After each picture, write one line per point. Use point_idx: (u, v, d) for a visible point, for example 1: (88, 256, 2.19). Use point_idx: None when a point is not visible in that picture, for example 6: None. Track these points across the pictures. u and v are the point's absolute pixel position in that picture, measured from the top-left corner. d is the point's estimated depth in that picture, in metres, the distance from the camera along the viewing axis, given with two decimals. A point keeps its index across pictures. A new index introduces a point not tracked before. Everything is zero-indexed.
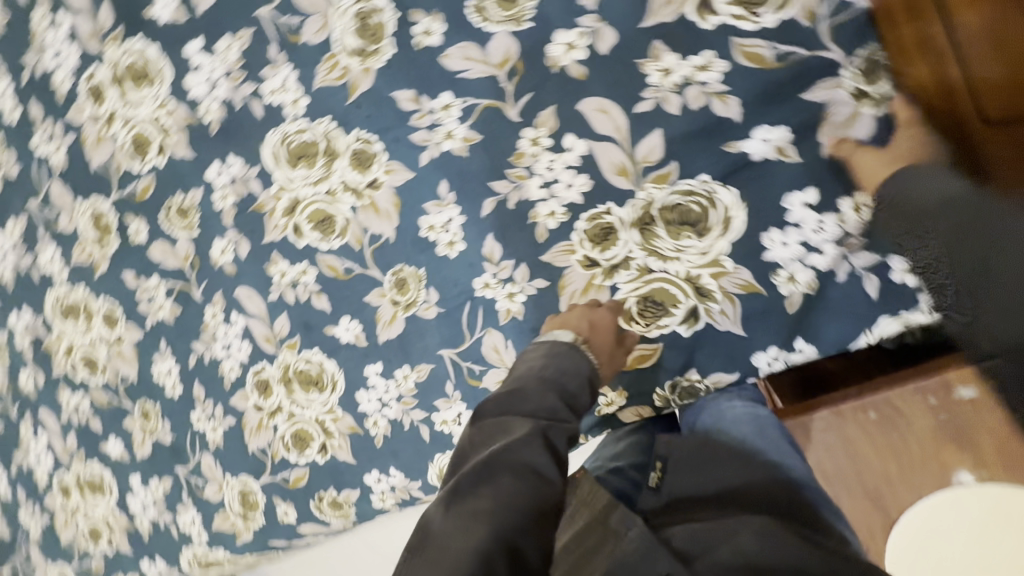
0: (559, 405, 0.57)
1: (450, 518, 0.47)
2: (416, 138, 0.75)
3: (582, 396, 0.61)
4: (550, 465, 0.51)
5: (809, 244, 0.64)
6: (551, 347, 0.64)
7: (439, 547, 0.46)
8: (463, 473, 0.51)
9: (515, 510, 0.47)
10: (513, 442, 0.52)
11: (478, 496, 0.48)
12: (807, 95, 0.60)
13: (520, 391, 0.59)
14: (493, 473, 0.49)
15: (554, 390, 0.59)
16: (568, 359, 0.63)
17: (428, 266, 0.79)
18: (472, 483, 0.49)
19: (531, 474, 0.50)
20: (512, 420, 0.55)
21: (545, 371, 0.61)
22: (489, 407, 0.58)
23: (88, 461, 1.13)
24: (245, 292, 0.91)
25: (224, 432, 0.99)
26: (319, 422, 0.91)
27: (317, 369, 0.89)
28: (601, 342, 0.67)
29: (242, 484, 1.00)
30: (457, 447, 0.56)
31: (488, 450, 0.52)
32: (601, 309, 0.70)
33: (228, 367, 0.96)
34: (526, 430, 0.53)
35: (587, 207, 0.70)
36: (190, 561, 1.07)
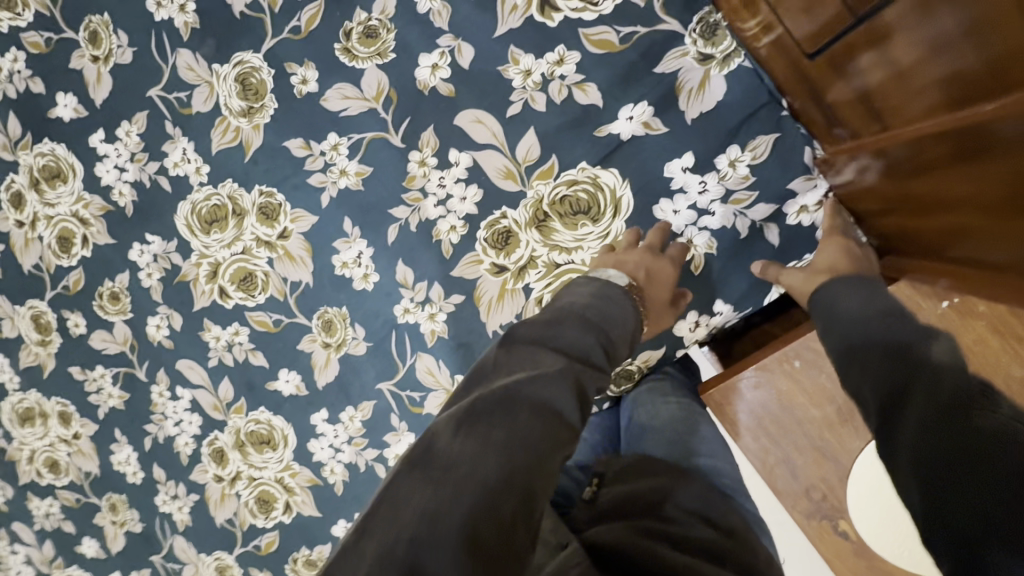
0: (595, 347, 0.50)
1: (459, 441, 0.39)
2: (314, 181, 0.78)
3: (621, 347, 0.54)
4: (573, 411, 0.44)
5: (698, 207, 0.64)
6: (602, 287, 0.56)
7: (443, 471, 0.38)
8: (480, 395, 0.43)
9: (530, 448, 0.40)
10: (541, 377, 0.44)
11: (495, 425, 0.40)
12: (658, 69, 0.62)
13: (556, 323, 0.51)
14: (514, 403, 0.42)
15: (594, 329, 0.51)
16: (617, 304, 0.55)
17: (349, 302, 0.79)
18: (491, 407, 0.41)
19: (551, 414, 0.42)
20: (543, 353, 0.48)
21: (587, 309, 0.53)
22: (518, 334, 0.50)
23: (68, 565, 1.11)
24: (187, 364, 0.92)
25: (191, 510, 0.97)
26: (279, 480, 0.90)
27: (267, 428, 0.89)
28: (653, 292, 0.60)
29: (218, 560, 0.97)
30: (476, 365, 0.48)
31: (510, 378, 0.44)
32: (663, 259, 0.62)
33: (183, 443, 0.95)
34: (558, 367, 0.46)
35: (483, 215, 0.71)
36: None
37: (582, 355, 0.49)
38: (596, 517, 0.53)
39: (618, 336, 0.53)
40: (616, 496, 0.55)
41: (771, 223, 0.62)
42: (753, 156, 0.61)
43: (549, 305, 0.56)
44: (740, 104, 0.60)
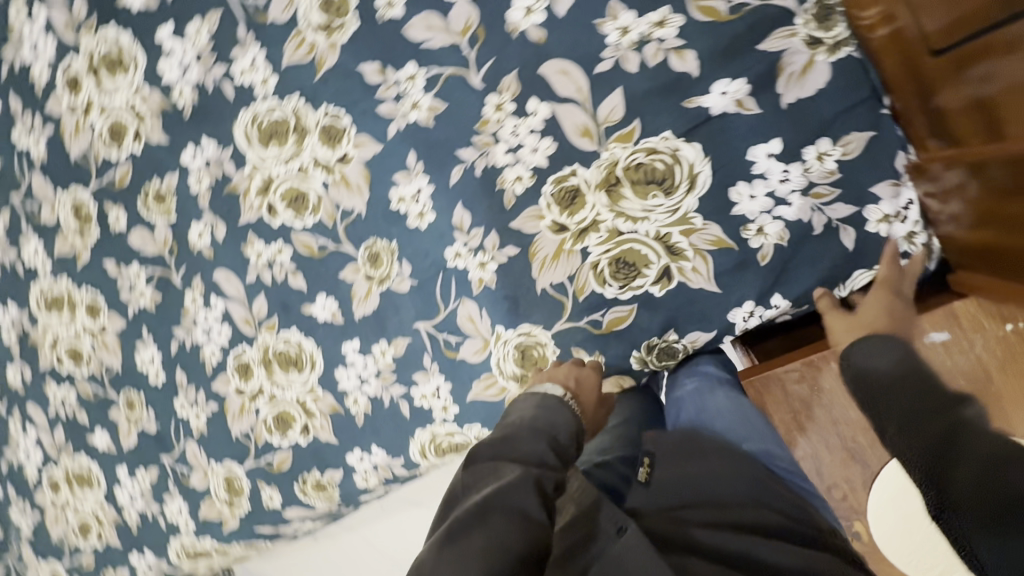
0: (548, 451, 0.56)
1: (440, 562, 0.47)
2: (384, 110, 0.76)
3: (572, 449, 0.59)
4: (539, 508, 0.50)
5: (776, 195, 0.63)
6: (544, 397, 0.63)
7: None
8: (457, 516, 0.50)
9: (507, 558, 0.47)
10: (506, 487, 0.51)
11: (472, 538, 0.48)
12: (763, 46, 0.60)
13: (512, 437, 0.57)
14: (487, 516, 0.49)
15: (546, 436, 0.58)
16: (558, 413, 0.61)
17: (400, 238, 0.79)
18: (466, 526, 0.48)
19: (522, 520, 0.49)
20: (504, 464, 0.54)
21: (536, 421, 0.59)
22: (483, 451, 0.57)
23: (76, 453, 1.14)
24: (223, 275, 0.92)
25: (207, 418, 0.99)
26: (300, 402, 0.91)
27: (295, 350, 0.90)
28: (587, 398, 0.68)
29: (227, 470, 0.99)
30: (449, 486, 0.55)
31: (480, 493, 0.51)
32: (586, 368, 0.71)
33: (210, 353, 0.96)
34: (517, 475, 0.52)
35: (553, 170, 0.70)
36: (178, 550, 1.08)
37: (540, 460, 0.55)
38: (657, 505, 0.59)
39: (564, 443, 0.58)
40: (673, 478, 0.60)
41: (847, 225, 0.61)
42: (844, 151, 0.60)
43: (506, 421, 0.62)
44: (841, 95, 0.59)
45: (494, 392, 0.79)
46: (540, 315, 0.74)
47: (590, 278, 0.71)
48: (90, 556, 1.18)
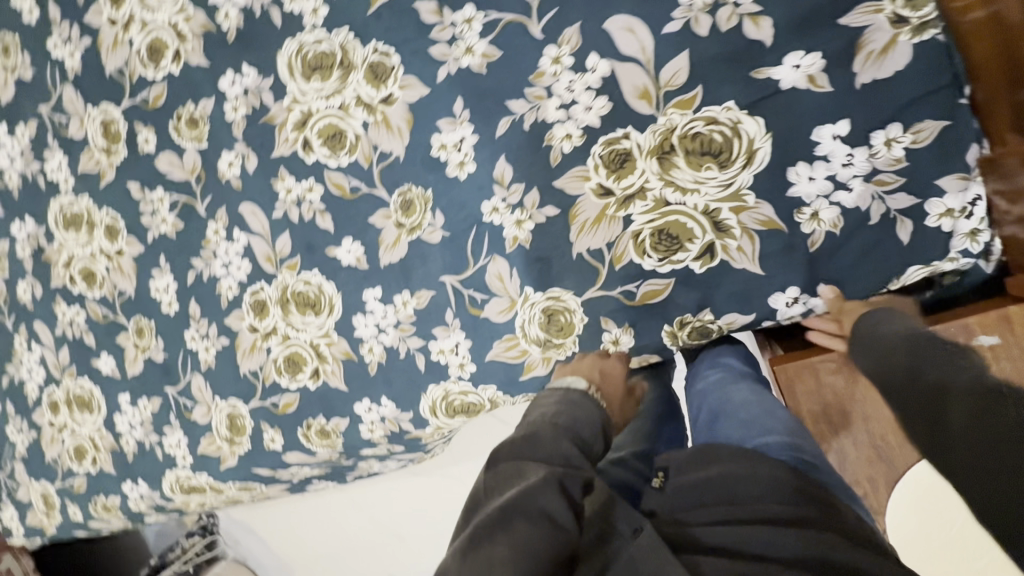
0: (573, 451, 0.57)
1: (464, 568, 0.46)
2: (435, 52, 0.74)
3: (596, 442, 0.62)
4: (565, 510, 0.50)
5: (836, 180, 0.61)
6: (568, 392, 0.66)
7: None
8: (480, 520, 0.50)
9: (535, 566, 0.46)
10: (529, 488, 0.51)
11: (495, 543, 0.47)
12: (845, 21, 0.58)
13: (534, 436, 0.59)
14: (510, 518, 0.49)
15: (568, 434, 0.59)
16: (582, 406, 0.64)
17: (436, 187, 0.77)
18: (489, 531, 0.48)
19: (547, 521, 0.49)
20: (526, 465, 0.55)
21: (557, 418, 0.62)
22: (501, 457, 0.57)
23: (79, 376, 1.13)
24: (249, 208, 0.90)
25: (216, 353, 0.98)
26: (314, 345, 0.90)
27: (315, 291, 0.88)
28: (614, 391, 0.69)
29: (231, 407, 0.98)
30: (472, 493, 0.56)
31: (503, 497, 0.51)
32: (612, 358, 0.72)
33: (227, 287, 0.95)
34: (540, 476, 0.53)
35: (605, 131, 0.68)
36: (173, 483, 1.08)
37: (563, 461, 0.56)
38: (671, 507, 0.59)
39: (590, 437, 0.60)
40: (688, 484, 0.59)
41: (906, 217, 0.59)
42: (914, 139, 0.58)
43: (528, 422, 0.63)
44: (921, 78, 0.56)
45: (514, 353, 0.78)
46: (573, 280, 0.73)
47: (630, 247, 0.69)
48: (82, 480, 1.18)
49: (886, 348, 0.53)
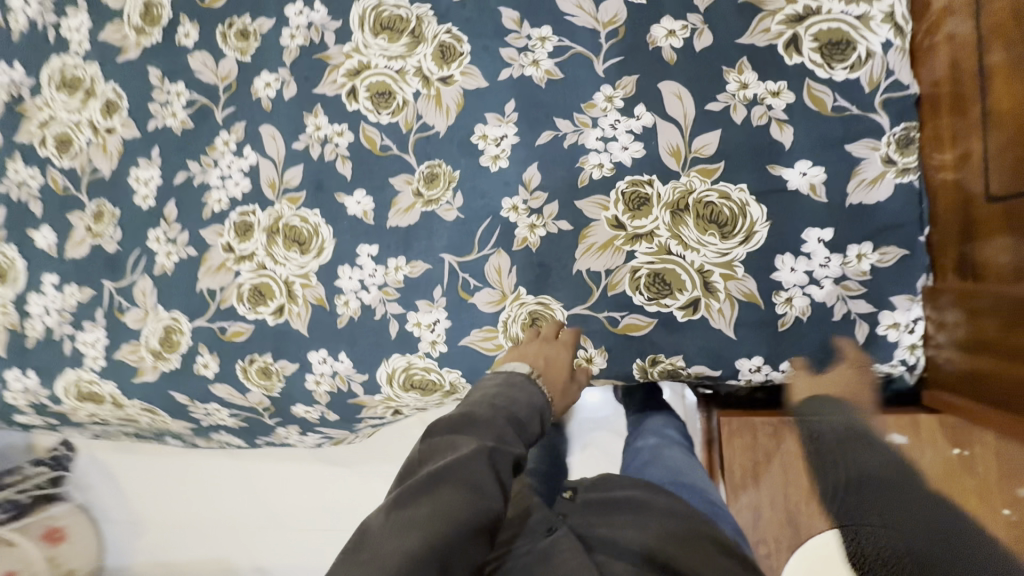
0: (508, 429, 0.58)
1: (384, 527, 0.50)
2: (504, 54, 0.80)
3: (533, 424, 0.63)
4: (491, 485, 0.52)
5: (812, 276, 0.70)
6: (510, 372, 0.66)
7: (371, 556, 0.48)
8: (407, 485, 0.53)
9: (455, 521, 0.49)
10: (458, 459, 0.53)
11: (417, 507, 0.50)
12: (850, 147, 0.69)
13: (472, 413, 0.60)
14: (435, 485, 0.51)
15: (507, 413, 0.61)
16: (523, 388, 0.65)
17: (464, 170, 0.81)
18: (411, 496, 0.51)
19: (472, 491, 0.51)
20: (461, 438, 0.56)
21: (498, 398, 0.63)
22: (434, 428, 0.59)
23: (4, 243, 1.02)
24: (270, 132, 0.90)
25: (178, 261, 0.93)
26: (288, 282, 0.88)
27: (309, 231, 0.87)
28: (557, 380, 0.71)
29: (172, 320, 0.93)
30: (406, 462, 0.58)
31: (433, 465, 0.53)
32: (557, 342, 0.74)
33: (216, 201, 0.92)
34: (471, 449, 0.55)
35: (632, 172, 0.76)
36: (70, 384, 0.98)
37: (493, 435, 0.57)
38: (584, 513, 0.65)
39: (525, 416, 0.62)
40: (594, 496, 0.66)
41: (863, 321, 0.69)
42: (879, 258, 0.68)
43: (470, 404, 0.65)
44: (894, 213, 0.68)
45: (491, 345, 0.80)
46: (565, 293, 0.77)
47: (623, 279, 0.75)
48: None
49: None
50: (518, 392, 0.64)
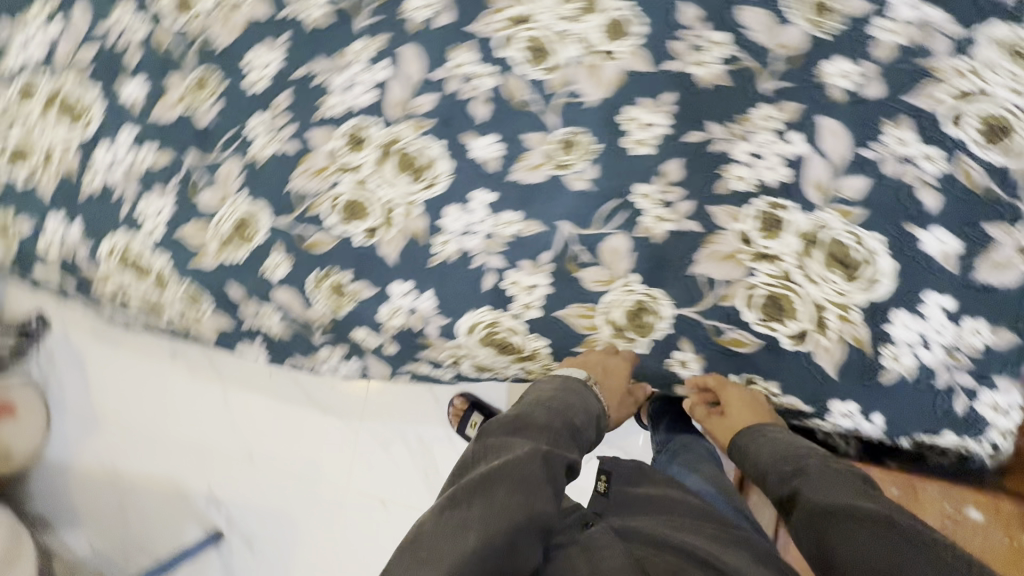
0: (559, 430, 0.81)
1: (446, 521, 0.66)
2: (672, 48, 0.73)
3: (584, 427, 0.86)
4: (544, 482, 0.71)
5: (925, 338, 0.73)
6: (568, 372, 0.92)
7: (432, 550, 0.64)
8: (463, 485, 0.70)
9: (507, 519, 0.65)
10: (516, 459, 0.72)
11: (472, 506, 0.67)
12: (987, 225, 0.66)
13: (527, 417, 0.81)
14: (491, 485, 0.69)
15: (562, 417, 0.83)
16: (577, 390, 0.88)
17: (606, 146, 0.80)
18: (467, 499, 0.68)
19: (530, 487, 0.69)
20: (517, 442, 0.77)
21: (552, 398, 0.87)
22: (495, 429, 0.80)
23: (82, 79, 0.92)
24: (410, 54, 0.82)
25: (273, 154, 0.88)
26: (387, 207, 0.85)
27: (424, 161, 0.84)
28: (618, 387, 0.94)
29: (250, 211, 0.88)
30: (464, 457, 0.78)
31: (490, 465, 0.72)
32: (615, 357, 0.94)
33: (329, 106, 0.86)
34: (528, 451, 0.74)
35: (775, 194, 0.76)
36: (116, 248, 0.92)
37: (548, 441, 0.78)
38: (621, 510, 0.83)
39: (580, 422, 0.85)
40: (622, 490, 0.87)
41: (964, 392, 0.74)
42: (994, 341, 0.69)
43: (526, 401, 0.88)
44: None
45: (584, 324, 0.95)
46: (680, 291, 0.86)
47: (735, 293, 0.82)
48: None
49: (786, 464, 0.78)
50: (572, 397, 0.87)
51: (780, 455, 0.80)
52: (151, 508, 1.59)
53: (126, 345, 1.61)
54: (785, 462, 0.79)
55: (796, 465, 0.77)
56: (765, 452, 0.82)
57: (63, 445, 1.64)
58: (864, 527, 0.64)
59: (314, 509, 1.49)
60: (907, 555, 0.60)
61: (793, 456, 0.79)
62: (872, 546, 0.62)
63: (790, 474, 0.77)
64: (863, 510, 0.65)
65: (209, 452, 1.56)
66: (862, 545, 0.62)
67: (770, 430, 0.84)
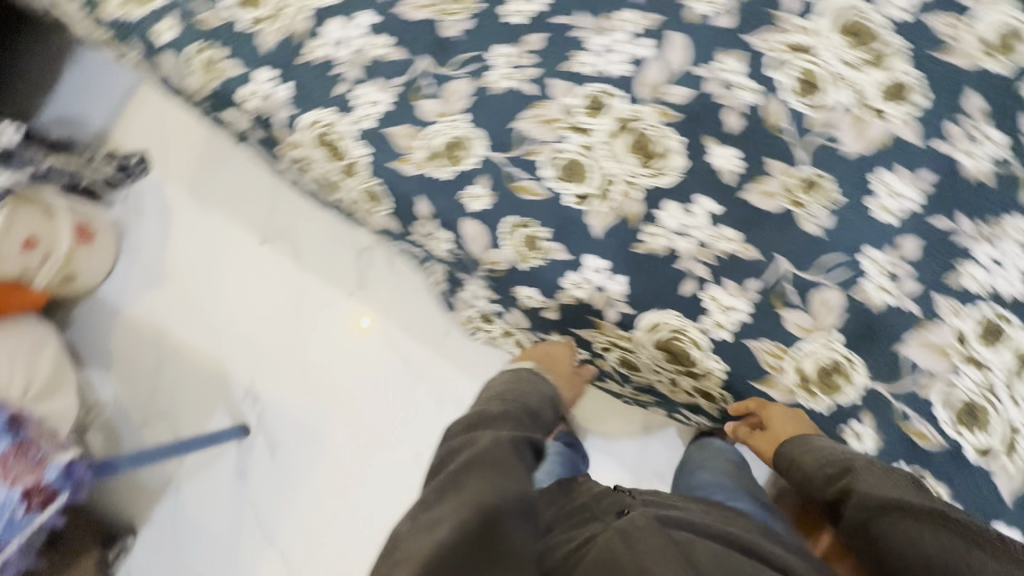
0: (522, 416, 0.93)
1: (414, 523, 0.71)
2: (943, 130, 0.73)
3: (541, 410, 0.99)
4: (508, 457, 0.80)
5: None
6: (518, 368, 1.09)
7: (405, 550, 0.67)
8: (433, 489, 0.77)
9: (491, 496, 0.71)
10: (483, 449, 0.80)
11: (444, 504, 0.72)
12: None
13: (488, 411, 0.93)
14: (461, 479, 0.75)
15: (519, 403, 0.96)
16: (534, 381, 1.04)
17: (849, 202, 0.77)
18: (438, 497, 0.73)
19: (495, 468, 0.76)
20: (480, 436, 0.85)
21: (507, 388, 1.01)
22: (454, 438, 0.86)
23: None
24: (680, 41, 0.82)
25: (509, 89, 0.86)
26: (607, 178, 0.85)
27: (656, 149, 0.82)
28: (562, 368, 1.13)
29: (467, 133, 0.86)
30: (436, 461, 0.85)
31: (457, 462, 0.79)
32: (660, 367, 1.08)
33: (579, 64, 0.84)
34: (490, 439, 0.83)
35: (1011, 307, 0.70)
36: (319, 121, 0.90)
37: (509, 426, 0.89)
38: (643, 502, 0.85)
39: (534, 404, 0.98)
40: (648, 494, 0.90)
41: None
42: None
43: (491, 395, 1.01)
44: None
45: (768, 362, 0.88)
46: (878, 366, 0.79)
47: (931, 386, 0.76)
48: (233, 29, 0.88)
49: (836, 467, 0.83)
50: (524, 389, 1.00)
51: (826, 461, 0.85)
52: (185, 382, 1.53)
53: (219, 213, 1.58)
54: (831, 464, 0.84)
55: (845, 468, 0.82)
56: (809, 463, 0.87)
57: (116, 290, 1.58)
58: (910, 516, 0.71)
59: (353, 437, 1.46)
60: (941, 533, 0.68)
61: (835, 462, 0.84)
62: (916, 530, 0.69)
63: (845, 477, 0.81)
64: (901, 503, 0.72)
65: (265, 346, 1.53)
66: (910, 531, 0.70)
67: (815, 439, 0.88)
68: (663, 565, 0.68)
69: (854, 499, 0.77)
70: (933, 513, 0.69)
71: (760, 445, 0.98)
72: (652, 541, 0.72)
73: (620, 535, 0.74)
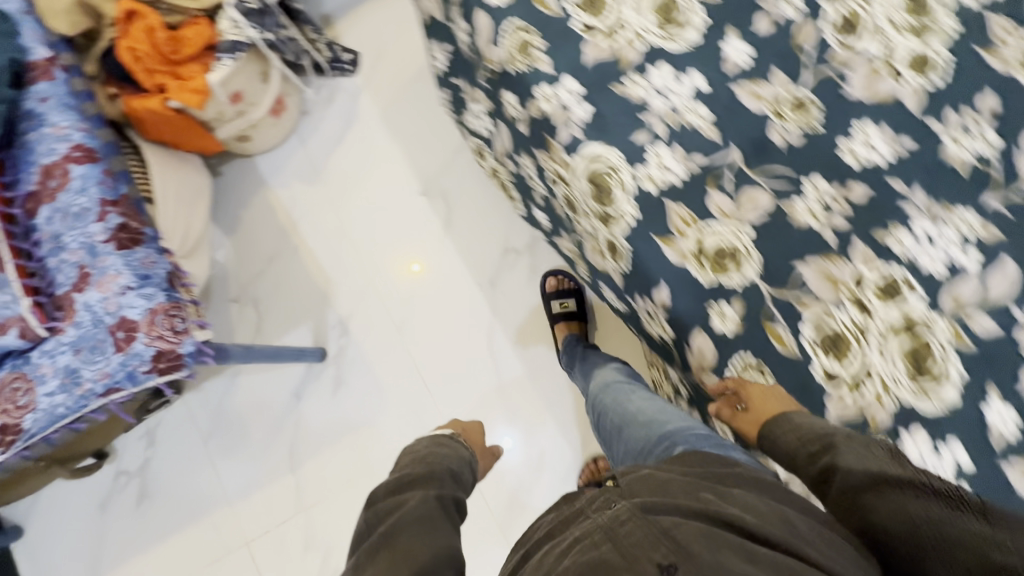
0: (445, 475, 0.87)
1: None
2: None
3: (464, 473, 0.94)
4: (434, 511, 0.76)
5: None
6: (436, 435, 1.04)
7: None
8: (371, 545, 0.73)
9: (418, 558, 0.69)
10: (412, 507, 0.76)
11: (378, 561, 0.70)
12: None
13: (412, 469, 0.88)
14: (393, 535, 0.72)
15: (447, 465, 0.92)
16: (448, 446, 0.99)
17: None
18: (375, 553, 0.71)
19: (426, 523, 0.74)
20: (406, 495, 0.80)
21: (424, 451, 0.95)
22: (383, 500, 0.80)
23: (704, 13, 0.85)
24: (1010, 269, 0.71)
25: (807, 226, 0.79)
26: (867, 368, 0.75)
27: (934, 367, 0.71)
28: (476, 440, 1.15)
29: (744, 249, 0.80)
30: (360, 528, 0.80)
31: (390, 520, 0.75)
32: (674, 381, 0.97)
33: (894, 239, 0.77)
34: (419, 498, 0.79)
35: None
36: (598, 157, 0.83)
37: (436, 487, 0.82)
38: (636, 490, 0.65)
39: (456, 466, 0.92)
40: (636, 477, 0.68)
41: None
42: None
43: (407, 454, 0.96)
44: None
45: None
46: None
47: None
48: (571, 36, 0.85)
49: (814, 447, 0.69)
50: (442, 455, 0.94)
51: (801, 437, 0.71)
52: (290, 280, 1.51)
53: (396, 140, 1.56)
54: (808, 442, 0.70)
55: (825, 444, 0.69)
56: (786, 439, 0.72)
57: (272, 165, 1.57)
58: (897, 487, 0.63)
59: (416, 415, 1.42)
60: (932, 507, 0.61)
61: (813, 436, 0.70)
62: (906, 503, 0.61)
63: (827, 457, 0.68)
64: (886, 476, 0.64)
65: (376, 283, 1.49)
66: (910, 505, 0.61)
67: (791, 416, 0.74)
68: (651, 557, 0.54)
69: (837, 481, 0.66)
70: (914, 483, 0.63)
71: (743, 427, 0.79)
72: (635, 529, 0.58)
73: (608, 537, 0.58)
